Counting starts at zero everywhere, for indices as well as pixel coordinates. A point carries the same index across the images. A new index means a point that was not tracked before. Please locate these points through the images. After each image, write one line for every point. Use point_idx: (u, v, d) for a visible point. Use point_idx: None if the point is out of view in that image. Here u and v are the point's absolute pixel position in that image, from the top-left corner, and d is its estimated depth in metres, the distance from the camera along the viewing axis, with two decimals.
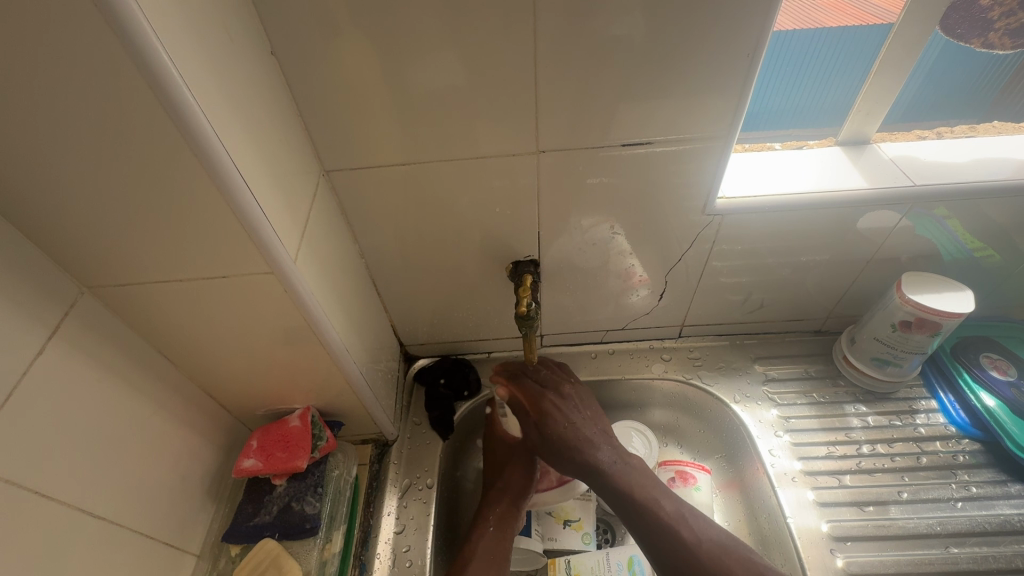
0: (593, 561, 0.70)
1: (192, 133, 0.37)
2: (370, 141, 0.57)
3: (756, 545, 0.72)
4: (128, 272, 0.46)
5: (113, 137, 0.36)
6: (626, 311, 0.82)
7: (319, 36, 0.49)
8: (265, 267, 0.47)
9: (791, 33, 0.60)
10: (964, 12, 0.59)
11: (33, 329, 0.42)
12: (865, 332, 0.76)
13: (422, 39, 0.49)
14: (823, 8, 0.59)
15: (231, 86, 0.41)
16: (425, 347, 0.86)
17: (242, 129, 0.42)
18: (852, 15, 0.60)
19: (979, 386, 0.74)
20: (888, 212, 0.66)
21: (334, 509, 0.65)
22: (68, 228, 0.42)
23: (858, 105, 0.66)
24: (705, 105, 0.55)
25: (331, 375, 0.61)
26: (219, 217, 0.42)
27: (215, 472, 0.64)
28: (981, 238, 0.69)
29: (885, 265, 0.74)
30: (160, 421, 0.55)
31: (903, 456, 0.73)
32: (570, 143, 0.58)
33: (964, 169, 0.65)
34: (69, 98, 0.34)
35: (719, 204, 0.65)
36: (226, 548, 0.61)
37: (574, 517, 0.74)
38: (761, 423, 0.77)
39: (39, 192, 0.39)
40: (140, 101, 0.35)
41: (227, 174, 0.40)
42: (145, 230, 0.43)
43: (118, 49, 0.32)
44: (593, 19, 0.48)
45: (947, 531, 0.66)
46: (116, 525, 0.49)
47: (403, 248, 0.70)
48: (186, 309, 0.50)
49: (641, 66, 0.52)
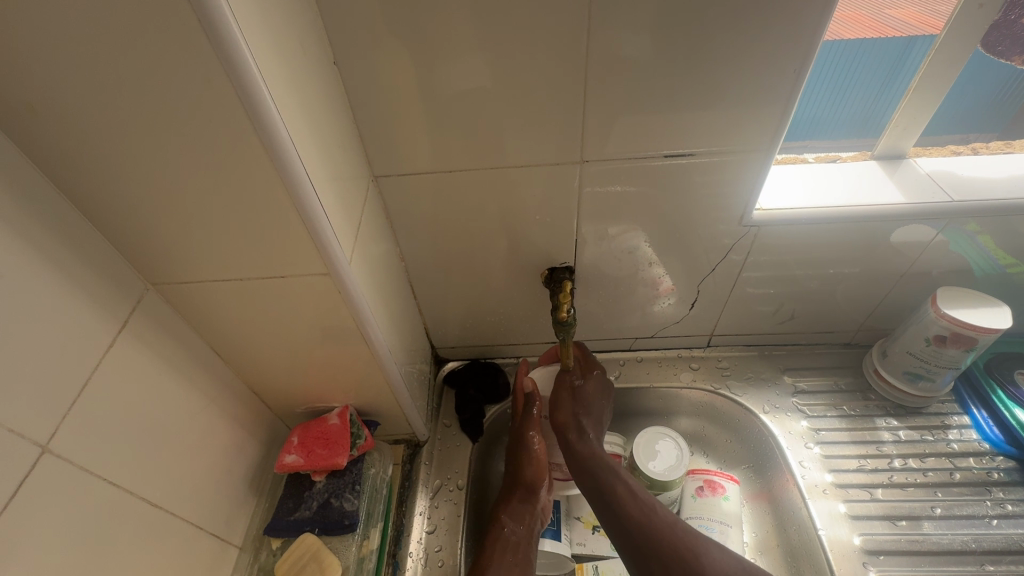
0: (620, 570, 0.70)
1: (268, 140, 0.39)
2: (418, 148, 0.59)
3: (785, 557, 0.72)
4: (192, 270, 0.48)
5: (195, 142, 0.39)
6: (656, 320, 0.82)
7: (380, 46, 0.51)
8: (322, 267, 0.48)
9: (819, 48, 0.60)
10: (1003, 32, 0.59)
11: (107, 321, 0.44)
12: (898, 345, 0.76)
13: (476, 51, 0.51)
14: (843, 20, 0.59)
15: (301, 95, 0.43)
16: (456, 350, 0.87)
17: (309, 135, 0.44)
18: (869, 27, 0.60)
19: (1015, 403, 0.73)
20: (924, 226, 0.66)
21: (371, 506, 0.66)
22: (143, 226, 0.44)
23: (896, 119, 0.66)
24: (747, 118, 0.56)
25: (371, 374, 0.63)
26: (284, 219, 0.44)
27: (257, 465, 0.65)
28: (1013, 253, 0.69)
29: (919, 280, 0.74)
30: (211, 414, 0.57)
31: (935, 471, 0.72)
32: (612, 153, 0.59)
33: (1001, 185, 0.65)
34: (161, 105, 0.37)
35: (756, 215, 0.65)
36: (267, 541, 0.62)
37: None
38: (791, 434, 0.77)
39: (123, 191, 0.41)
40: (226, 108, 0.37)
41: (296, 178, 0.41)
42: (214, 231, 0.45)
43: (209, 60, 0.34)
44: (644, 35, 0.50)
45: (982, 548, 0.66)
46: (171, 513, 0.51)
47: (441, 253, 0.71)
48: (242, 305, 0.52)
49: (688, 79, 0.53)
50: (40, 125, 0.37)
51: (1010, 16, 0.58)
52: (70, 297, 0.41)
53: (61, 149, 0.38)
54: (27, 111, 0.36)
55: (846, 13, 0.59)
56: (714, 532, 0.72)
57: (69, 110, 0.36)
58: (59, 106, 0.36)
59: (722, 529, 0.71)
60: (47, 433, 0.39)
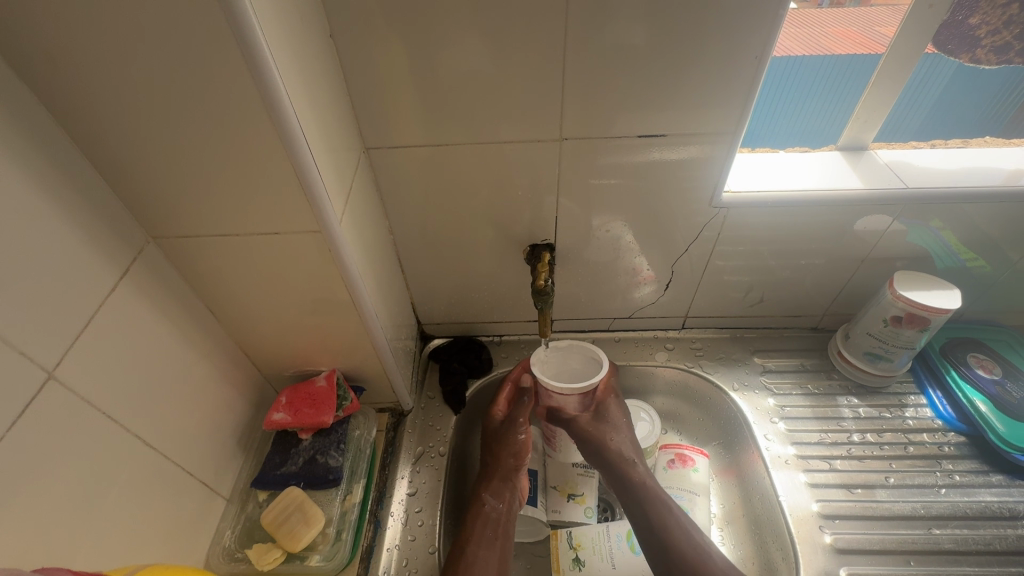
0: (594, 534, 0.72)
1: (269, 99, 0.42)
2: (408, 123, 0.62)
3: (749, 526, 0.75)
4: (190, 225, 0.51)
5: (201, 98, 0.42)
6: (632, 303, 0.86)
7: (374, 22, 0.54)
8: (314, 225, 0.51)
9: (802, 59, 0.65)
10: (953, 29, 0.62)
11: (110, 267, 0.47)
12: (859, 327, 0.81)
13: (466, 29, 0.54)
14: (832, 34, 0.65)
15: (300, 62, 0.47)
16: (441, 326, 0.91)
17: (305, 99, 0.47)
18: (859, 43, 0.66)
19: (976, 395, 0.77)
20: (880, 214, 0.71)
21: (354, 465, 0.70)
22: (146, 179, 0.47)
23: (857, 113, 0.71)
24: (716, 104, 0.60)
25: (358, 340, 0.66)
26: (279, 175, 0.47)
27: (245, 424, 0.68)
28: (972, 246, 0.74)
29: (879, 266, 0.78)
30: (203, 369, 0.60)
31: (891, 445, 0.77)
32: (593, 132, 0.63)
33: (952, 174, 0.70)
34: (167, 60, 0.40)
35: (725, 197, 0.69)
36: (255, 494, 0.66)
37: (578, 491, 0.76)
38: (758, 410, 0.81)
39: (129, 143, 0.44)
40: (229, 65, 0.40)
41: (292, 138, 0.45)
42: (213, 186, 0.48)
43: (217, 20, 0.38)
44: (624, 18, 0.53)
45: (930, 514, 0.70)
46: (164, 457, 0.54)
47: (429, 228, 0.75)
48: (235, 263, 0.55)
49: (665, 62, 0.57)
50: (56, 75, 0.40)
51: (960, 16, 0.62)
52: (76, 239, 0.44)
53: (74, 100, 0.41)
54: (44, 61, 0.39)
55: (835, 28, 0.66)
56: (683, 500, 0.75)
57: (82, 62, 0.39)
58: (74, 57, 0.39)
59: (690, 496, 0.75)
60: (53, 362, 0.42)
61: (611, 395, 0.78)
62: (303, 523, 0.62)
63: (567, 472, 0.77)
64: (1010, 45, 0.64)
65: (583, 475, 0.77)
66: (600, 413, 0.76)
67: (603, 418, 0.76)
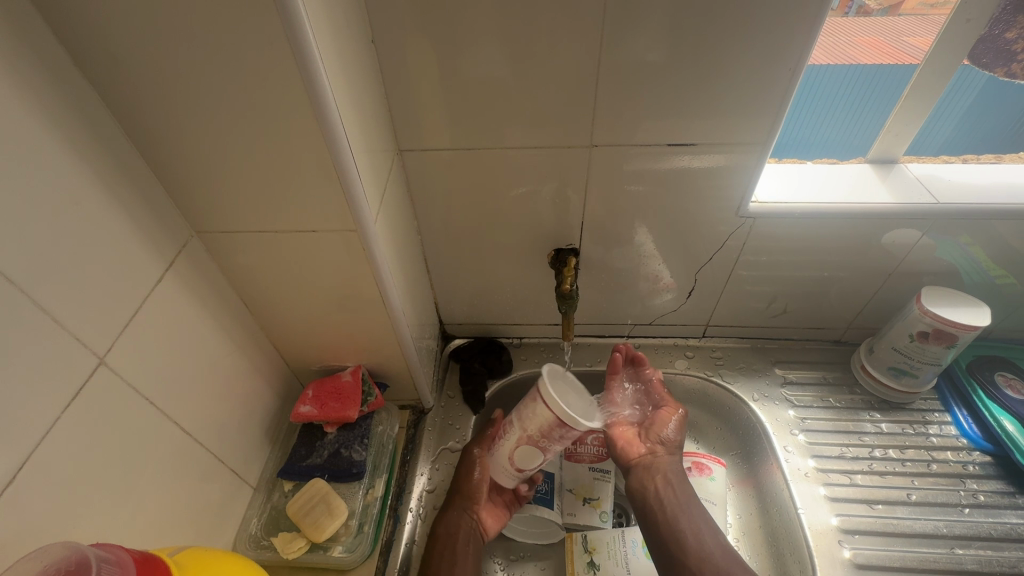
0: (609, 538, 0.72)
1: (315, 100, 0.43)
2: (438, 126, 0.64)
3: (766, 538, 0.74)
4: (232, 221, 0.53)
5: (250, 99, 0.43)
6: (655, 310, 0.87)
7: (414, 28, 0.55)
8: (350, 224, 0.53)
9: (826, 68, 0.64)
10: (989, 44, 0.62)
11: (155, 257, 0.49)
12: (884, 341, 0.80)
13: (501, 37, 0.55)
14: (860, 44, 0.64)
15: (344, 67, 0.48)
16: (462, 327, 0.92)
17: (347, 103, 0.49)
18: (887, 53, 0.64)
19: (1004, 414, 0.76)
20: (910, 228, 0.70)
21: (377, 460, 0.71)
22: (194, 175, 0.49)
23: (889, 125, 0.70)
24: (748, 114, 0.60)
25: (384, 337, 0.67)
26: (320, 176, 0.49)
27: (273, 415, 0.70)
28: (1001, 262, 0.73)
29: (908, 280, 0.77)
30: (236, 360, 0.62)
31: (914, 462, 0.76)
32: (622, 140, 0.63)
33: (987, 190, 0.69)
34: (221, 62, 0.41)
35: (752, 207, 0.69)
36: (280, 484, 0.68)
37: (593, 495, 0.76)
38: (778, 421, 0.81)
39: (179, 140, 0.46)
40: (279, 69, 0.42)
41: (334, 137, 0.46)
42: (256, 182, 0.50)
43: (273, 24, 0.39)
44: (659, 29, 0.54)
45: (952, 533, 0.70)
46: (198, 443, 0.56)
47: (454, 230, 0.76)
48: (272, 259, 0.57)
49: (698, 72, 0.57)
50: (117, 73, 0.42)
51: (997, 29, 0.60)
52: (127, 230, 0.46)
53: (131, 96, 0.43)
54: (108, 61, 0.41)
55: (863, 38, 0.63)
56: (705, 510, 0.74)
57: (142, 60, 0.41)
58: (136, 59, 0.41)
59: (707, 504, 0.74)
60: (104, 348, 0.44)
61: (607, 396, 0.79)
62: (326, 514, 0.64)
63: (581, 476, 0.78)
64: None
65: (597, 479, 0.77)
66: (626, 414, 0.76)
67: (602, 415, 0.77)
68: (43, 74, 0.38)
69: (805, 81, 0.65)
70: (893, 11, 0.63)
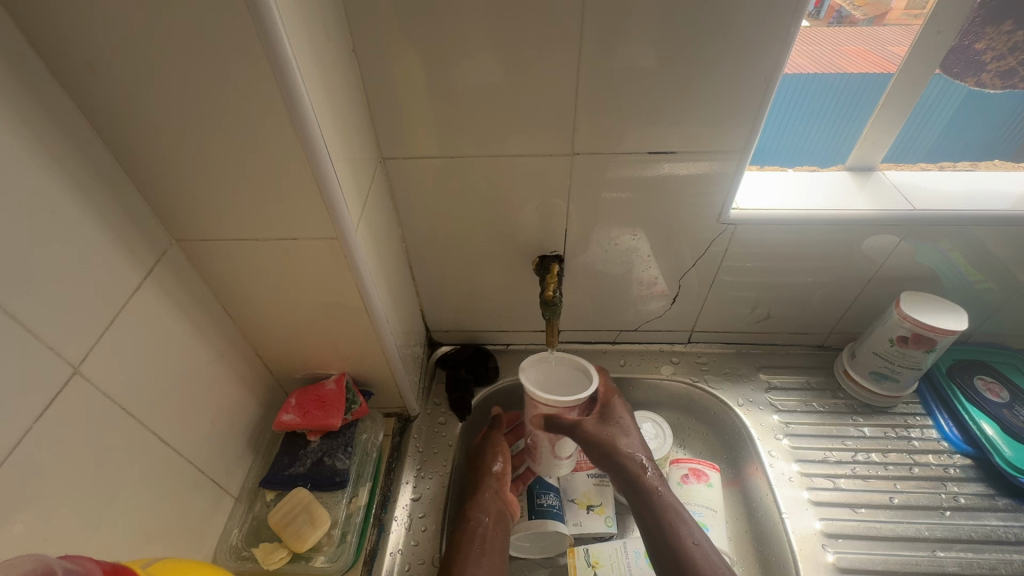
0: (612, 550, 0.71)
1: (293, 109, 0.44)
2: (419, 134, 0.64)
3: (751, 542, 0.74)
4: (211, 229, 0.53)
5: (227, 108, 0.44)
6: (640, 316, 0.87)
7: (394, 37, 0.56)
8: (332, 232, 0.53)
9: (814, 77, 0.65)
10: (960, 54, 0.63)
11: (133, 266, 0.49)
12: (865, 346, 0.81)
13: (479, 44, 0.56)
14: (846, 53, 0.65)
15: (323, 75, 0.48)
16: (448, 334, 0.92)
17: (327, 109, 0.49)
18: (875, 63, 0.65)
19: (983, 418, 0.77)
20: (887, 235, 0.71)
21: (361, 468, 0.71)
22: (171, 182, 0.49)
23: (865, 134, 0.71)
24: (725, 122, 0.61)
25: (368, 345, 0.67)
26: (300, 184, 0.49)
27: (255, 424, 0.70)
28: (979, 267, 0.74)
29: (887, 285, 0.79)
30: (217, 368, 0.61)
31: (896, 465, 0.77)
32: (604, 148, 0.64)
33: (962, 197, 0.70)
34: (198, 72, 0.42)
35: (733, 214, 0.70)
36: (262, 494, 0.67)
37: (595, 501, 0.76)
38: (762, 426, 0.82)
39: (156, 149, 0.46)
40: (257, 78, 0.42)
41: (313, 143, 0.46)
42: (235, 190, 0.50)
43: (250, 34, 0.39)
44: (634, 39, 0.55)
45: (934, 536, 0.70)
46: (177, 453, 0.55)
47: (437, 238, 0.76)
48: (251, 267, 0.57)
49: (675, 80, 0.58)
50: (93, 81, 0.42)
51: (966, 41, 0.62)
52: (104, 237, 0.46)
53: (108, 105, 0.43)
54: (85, 70, 0.41)
55: (850, 47, 0.64)
56: (702, 516, 0.73)
57: (116, 68, 0.41)
58: (111, 66, 0.41)
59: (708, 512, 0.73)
60: (79, 357, 0.44)
61: (614, 396, 0.76)
62: (309, 524, 0.63)
63: (582, 484, 0.78)
64: (1015, 70, 0.64)
65: (597, 485, 0.78)
66: (605, 414, 0.74)
67: (609, 419, 0.74)
68: (17, 82, 0.38)
69: (781, 91, 0.67)
70: (877, 22, 0.63)
